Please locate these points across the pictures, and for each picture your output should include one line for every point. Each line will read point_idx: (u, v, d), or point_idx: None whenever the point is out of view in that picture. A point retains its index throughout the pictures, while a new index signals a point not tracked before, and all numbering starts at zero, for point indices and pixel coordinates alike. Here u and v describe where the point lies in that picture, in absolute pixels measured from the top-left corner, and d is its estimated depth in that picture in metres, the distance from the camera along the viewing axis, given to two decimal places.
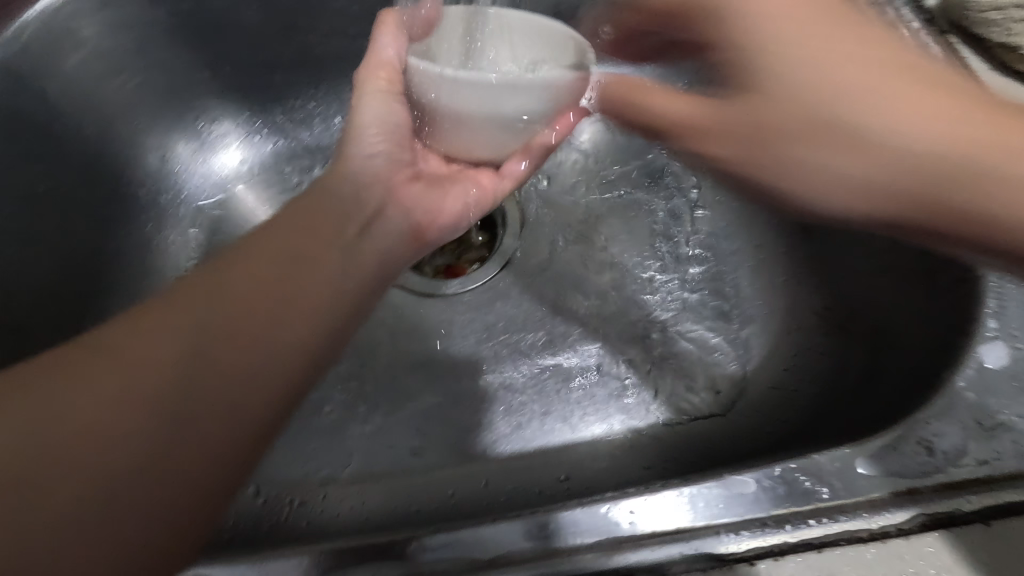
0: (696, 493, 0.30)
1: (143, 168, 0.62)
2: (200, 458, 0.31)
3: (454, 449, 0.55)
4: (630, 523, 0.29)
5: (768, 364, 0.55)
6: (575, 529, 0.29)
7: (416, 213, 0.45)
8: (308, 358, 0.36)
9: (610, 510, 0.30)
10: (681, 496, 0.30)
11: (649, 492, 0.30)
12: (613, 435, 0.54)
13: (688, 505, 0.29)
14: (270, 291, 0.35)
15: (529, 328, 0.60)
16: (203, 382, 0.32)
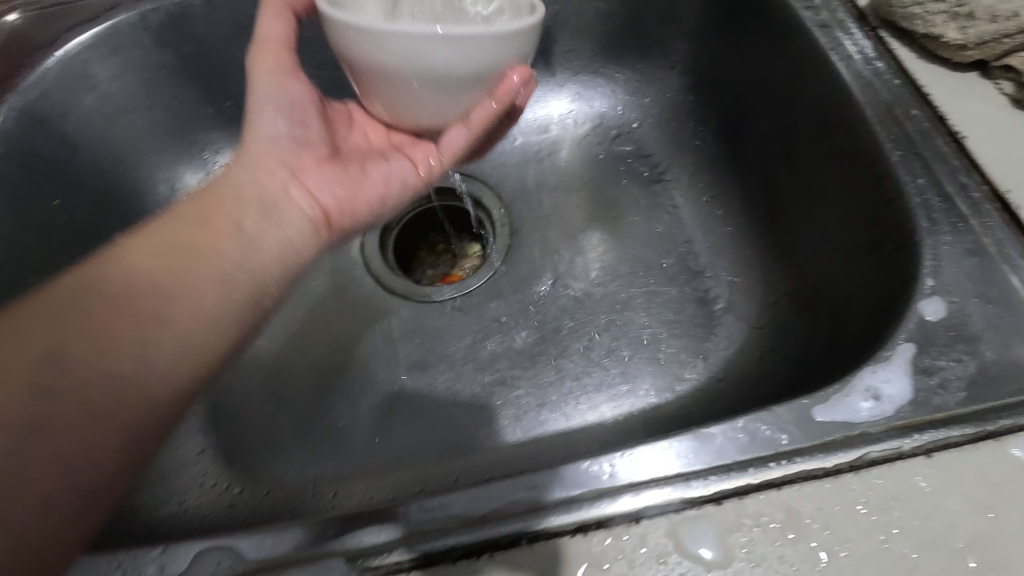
0: (669, 446, 0.33)
1: (152, 198, 0.66)
2: (107, 435, 0.33)
3: (456, 443, 0.58)
4: (609, 476, 0.32)
5: (747, 347, 0.58)
6: (560, 487, 0.32)
7: (321, 192, 0.48)
8: (213, 346, 0.39)
9: (592, 466, 0.33)
10: (655, 450, 0.33)
11: (627, 449, 0.33)
12: (605, 421, 0.57)
13: (661, 457, 0.33)
14: (170, 272, 0.39)
15: (522, 327, 0.63)
16: (102, 357, 0.34)
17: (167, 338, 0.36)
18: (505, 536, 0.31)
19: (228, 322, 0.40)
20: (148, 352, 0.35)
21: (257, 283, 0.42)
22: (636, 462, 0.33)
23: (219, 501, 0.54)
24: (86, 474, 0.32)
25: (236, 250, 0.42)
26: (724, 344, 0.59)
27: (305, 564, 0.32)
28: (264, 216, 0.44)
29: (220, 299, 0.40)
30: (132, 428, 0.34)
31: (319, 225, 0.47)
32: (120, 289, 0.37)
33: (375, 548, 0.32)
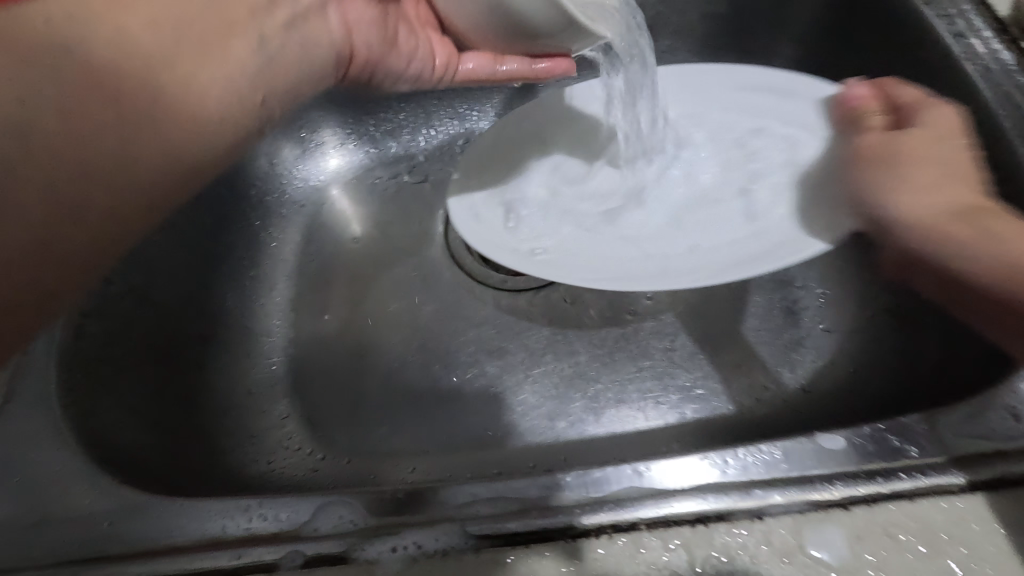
0: (790, 448, 0.32)
1: (254, 170, 0.69)
2: (89, 218, 0.32)
3: (534, 431, 0.58)
4: (726, 471, 0.32)
5: (838, 361, 0.57)
6: (677, 477, 0.32)
7: (358, 31, 0.45)
8: (210, 152, 0.37)
9: (709, 460, 0.33)
10: (776, 450, 0.32)
11: (744, 446, 0.33)
12: (685, 423, 0.57)
13: (783, 459, 0.32)
14: (169, 60, 0.35)
15: (602, 322, 0.63)
16: (79, 141, 0.32)
17: (152, 143, 0.34)
18: (624, 521, 0.31)
19: (224, 137, 0.38)
20: (133, 150, 0.34)
21: (262, 106, 0.39)
22: (757, 461, 0.32)
23: (304, 465, 0.56)
24: (70, 246, 0.32)
25: (239, 57, 0.38)
26: (812, 357, 0.58)
27: (423, 527, 0.32)
28: (294, 26, 0.41)
29: (222, 108, 0.37)
30: (115, 214, 0.34)
31: (344, 60, 0.46)
32: (120, 57, 0.34)
33: (491, 518, 0.32)
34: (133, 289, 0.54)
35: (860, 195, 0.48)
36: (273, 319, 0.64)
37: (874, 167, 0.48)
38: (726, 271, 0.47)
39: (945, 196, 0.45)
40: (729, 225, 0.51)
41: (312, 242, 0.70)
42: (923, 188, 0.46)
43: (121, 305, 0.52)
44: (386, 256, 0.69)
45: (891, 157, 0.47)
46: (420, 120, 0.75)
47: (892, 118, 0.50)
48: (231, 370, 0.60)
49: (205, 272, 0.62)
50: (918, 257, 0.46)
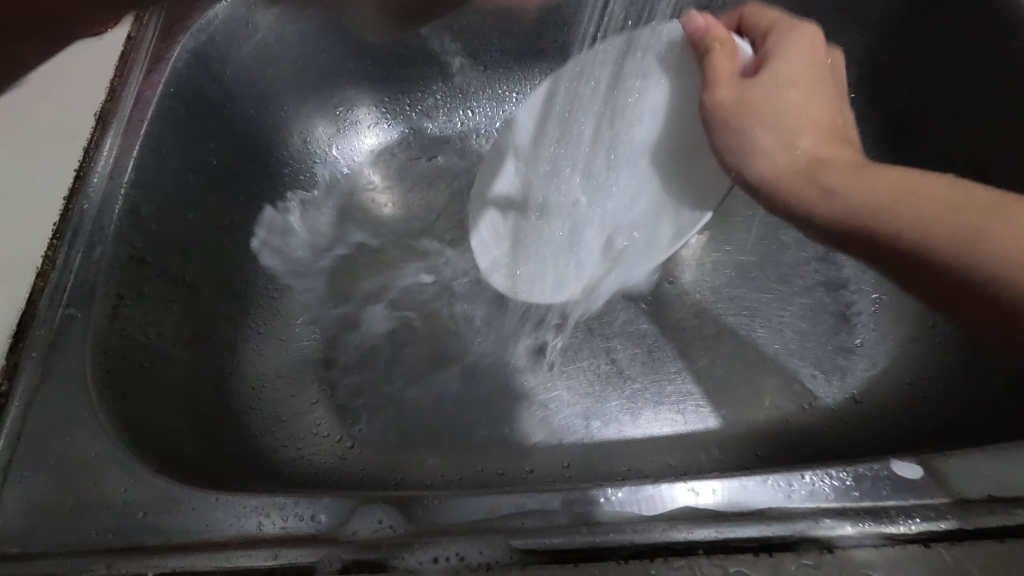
0: (862, 475, 0.30)
1: (288, 148, 0.67)
2: None
3: (567, 428, 0.56)
4: (789, 495, 0.30)
5: (895, 370, 0.54)
6: (736, 498, 0.31)
7: None
8: None
9: (774, 482, 0.31)
10: (846, 475, 0.31)
11: (812, 470, 0.31)
12: (727, 428, 0.54)
13: (853, 486, 0.30)
14: None
15: (642, 319, 0.61)
16: None
17: None
18: (679, 542, 0.30)
19: None
20: None
21: None
22: (828, 486, 0.30)
23: (332, 452, 0.55)
24: None
25: None
26: (864, 365, 0.55)
27: (466, 538, 0.31)
28: None
29: None
30: None
31: None
32: None
33: (536, 532, 0.31)
34: (167, 271, 0.52)
35: (717, 149, 0.47)
36: (304, 302, 0.63)
37: (721, 114, 0.45)
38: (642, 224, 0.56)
39: (829, 185, 0.40)
40: (669, 175, 0.55)
41: (345, 224, 0.68)
42: (806, 172, 0.42)
43: (158, 287, 0.50)
44: (419, 241, 0.67)
45: (727, 105, 0.45)
46: (457, 100, 0.72)
47: (746, 48, 0.48)
48: (262, 353, 0.59)
49: (238, 253, 0.60)
50: (817, 221, 0.40)
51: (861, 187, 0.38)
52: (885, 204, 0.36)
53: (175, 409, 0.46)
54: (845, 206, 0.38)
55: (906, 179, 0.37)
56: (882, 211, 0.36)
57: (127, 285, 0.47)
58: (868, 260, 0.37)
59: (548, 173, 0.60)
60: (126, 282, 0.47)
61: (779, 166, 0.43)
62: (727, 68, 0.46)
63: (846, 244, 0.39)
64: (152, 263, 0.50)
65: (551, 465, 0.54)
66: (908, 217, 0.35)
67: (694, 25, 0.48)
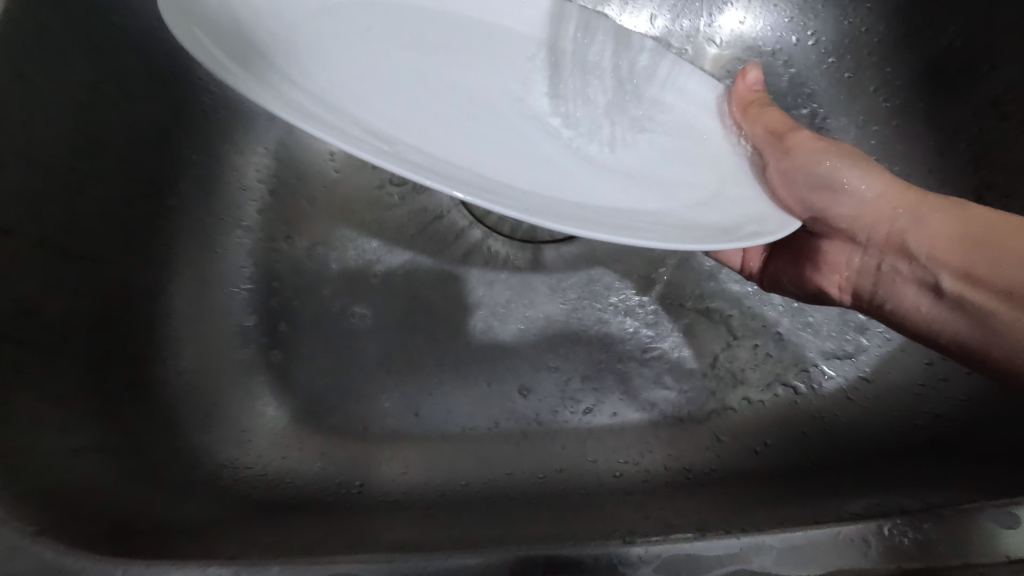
0: (939, 521, 0.27)
1: (208, 70, 0.52)
2: None
3: (554, 415, 0.49)
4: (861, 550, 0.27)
5: (914, 348, 0.49)
6: (796, 555, 0.27)
7: None
8: None
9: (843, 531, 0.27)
10: (922, 523, 0.27)
11: (887, 515, 0.28)
12: (732, 414, 0.49)
13: (931, 536, 0.27)
14: None
15: (639, 286, 0.53)
16: None
17: None
18: None
19: None
20: None
21: None
22: (904, 535, 0.27)
23: (280, 446, 0.47)
24: None
25: None
26: (879, 342, 0.50)
27: None
28: None
29: None
30: None
31: None
32: None
33: None
34: (50, 242, 0.41)
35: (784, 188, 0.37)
36: (239, 267, 0.52)
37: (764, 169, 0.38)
38: (627, 213, 0.33)
39: (981, 254, 0.33)
40: (671, 180, 0.36)
41: (285, 169, 0.56)
42: (940, 238, 0.35)
43: (37, 264, 0.40)
44: (376, 193, 0.56)
45: (787, 148, 0.38)
46: None
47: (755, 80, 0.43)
48: (190, 332, 0.48)
49: (149, 208, 0.48)
50: (901, 316, 0.38)
51: (998, 244, 0.32)
52: (980, 272, 0.33)
53: (70, 418, 0.38)
54: (947, 267, 0.34)
55: (1004, 240, 0.32)
56: (1007, 264, 0.32)
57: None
58: (954, 359, 0.35)
59: (484, 76, 0.38)
60: None
61: (925, 237, 0.35)
62: (777, 126, 0.39)
63: (949, 318, 0.35)
64: (21, 232, 0.39)
65: (539, 455, 0.48)
66: (1011, 294, 0.31)
67: (742, 86, 0.42)
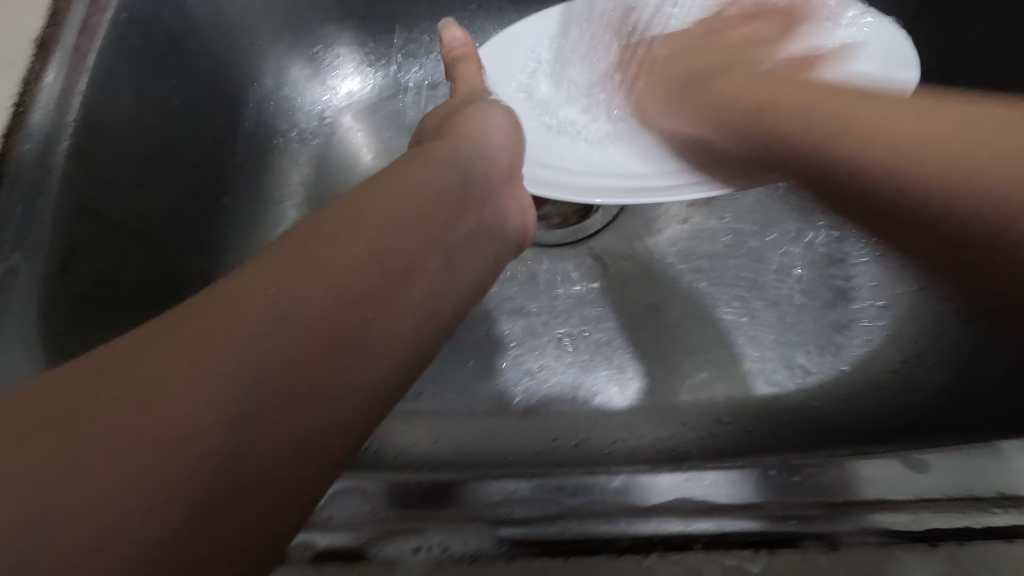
0: (869, 468, 0.29)
1: (259, 91, 0.61)
2: None
3: (550, 394, 0.54)
4: (794, 489, 0.29)
5: (890, 347, 0.52)
6: (734, 491, 0.29)
7: None
8: None
9: (783, 474, 0.30)
10: (854, 469, 0.29)
11: (827, 463, 0.30)
12: (719, 401, 0.53)
13: (858, 478, 0.29)
14: None
15: (635, 285, 0.58)
16: None
17: None
18: (677, 536, 0.28)
19: None
20: None
21: None
22: (835, 477, 0.29)
23: None
24: None
25: None
26: (860, 341, 0.53)
27: (446, 527, 0.29)
28: None
29: None
30: None
31: None
32: None
33: (522, 519, 0.29)
34: (124, 225, 0.49)
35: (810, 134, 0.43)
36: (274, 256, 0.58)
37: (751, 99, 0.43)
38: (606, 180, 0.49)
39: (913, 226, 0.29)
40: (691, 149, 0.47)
41: (322, 173, 0.63)
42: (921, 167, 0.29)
43: (111, 243, 0.47)
44: None
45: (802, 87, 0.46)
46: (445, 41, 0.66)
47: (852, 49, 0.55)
48: None
49: (205, 204, 0.56)
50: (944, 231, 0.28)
51: (889, 154, 0.30)
52: (902, 150, 0.30)
53: None
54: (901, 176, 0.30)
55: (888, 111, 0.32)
56: (906, 212, 0.29)
57: (76, 238, 0.44)
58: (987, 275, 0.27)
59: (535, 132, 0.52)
60: (76, 237, 0.44)
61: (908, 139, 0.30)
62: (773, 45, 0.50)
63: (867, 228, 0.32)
64: (107, 216, 0.47)
65: (539, 428, 0.52)
66: (952, 185, 0.27)
67: None
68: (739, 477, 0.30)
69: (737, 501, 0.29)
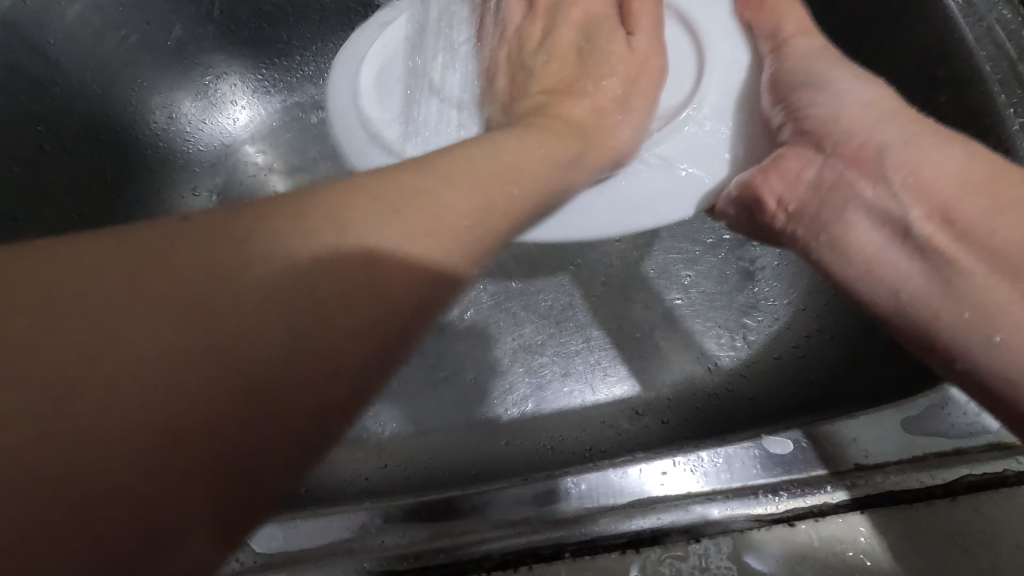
0: (733, 454, 0.30)
1: (149, 127, 0.59)
2: None
3: (469, 410, 0.54)
4: (662, 484, 0.29)
5: (796, 325, 0.53)
6: (608, 492, 0.29)
7: None
8: None
9: (647, 468, 0.30)
10: (717, 457, 0.30)
11: (684, 453, 0.30)
12: (635, 396, 0.53)
13: (725, 466, 0.30)
14: None
15: (549, 291, 0.58)
16: None
17: None
18: (546, 547, 0.28)
19: None
20: None
21: None
22: (695, 469, 0.30)
23: None
24: None
25: None
26: (768, 321, 0.54)
27: (318, 567, 0.28)
28: None
29: None
30: None
31: None
32: None
33: (399, 550, 0.29)
34: None
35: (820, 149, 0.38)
36: None
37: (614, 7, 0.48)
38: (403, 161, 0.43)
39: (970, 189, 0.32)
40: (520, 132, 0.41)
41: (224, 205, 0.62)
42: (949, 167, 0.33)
43: None
44: None
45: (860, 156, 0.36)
46: None
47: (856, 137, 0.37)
48: None
49: None
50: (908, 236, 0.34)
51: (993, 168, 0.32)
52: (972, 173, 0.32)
53: None
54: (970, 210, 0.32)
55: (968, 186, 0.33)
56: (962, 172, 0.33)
57: None
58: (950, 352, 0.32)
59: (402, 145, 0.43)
60: None
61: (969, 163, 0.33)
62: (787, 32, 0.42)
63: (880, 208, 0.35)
64: None
65: (459, 446, 0.52)
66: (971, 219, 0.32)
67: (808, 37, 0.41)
68: (607, 477, 0.30)
69: (609, 506, 0.29)
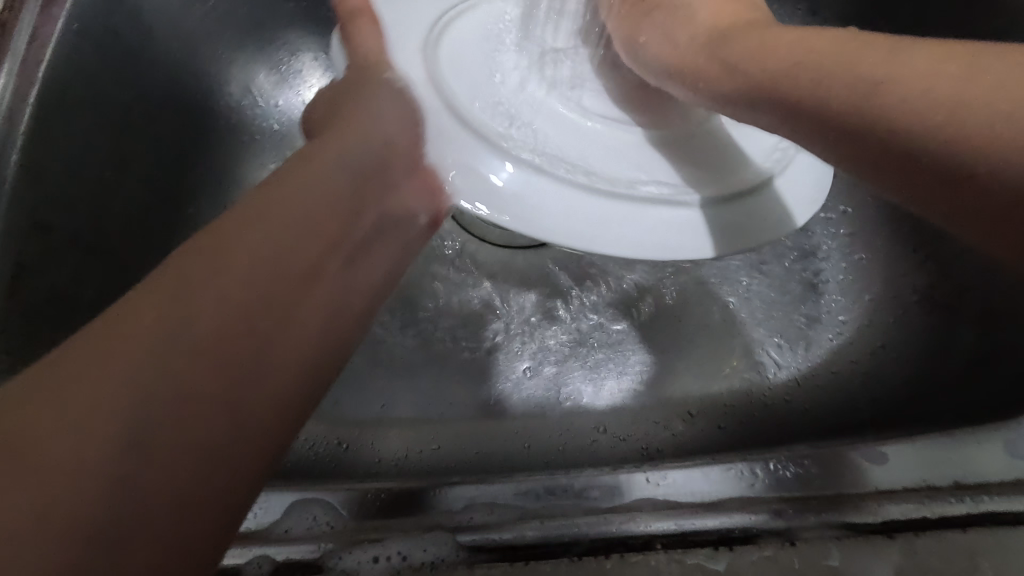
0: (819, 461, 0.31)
1: (224, 98, 0.60)
2: None
3: (524, 399, 0.54)
4: (750, 484, 0.30)
5: (861, 341, 0.53)
6: (693, 488, 0.30)
7: None
8: None
9: (737, 468, 0.31)
10: (806, 463, 0.31)
11: (772, 457, 0.31)
12: (690, 398, 0.53)
13: (812, 472, 0.30)
14: None
15: (610, 288, 0.58)
16: None
17: None
18: (636, 537, 0.28)
19: None
20: None
21: None
22: (784, 472, 0.30)
23: None
24: None
25: None
26: (831, 334, 0.54)
27: (407, 536, 0.29)
28: None
29: None
30: None
31: None
32: None
33: (483, 527, 0.29)
34: (79, 240, 0.48)
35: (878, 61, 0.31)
36: None
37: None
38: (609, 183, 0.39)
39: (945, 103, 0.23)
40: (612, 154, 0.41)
41: None
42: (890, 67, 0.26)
43: (66, 261, 0.47)
44: None
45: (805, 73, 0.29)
46: None
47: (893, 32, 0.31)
48: None
49: (168, 216, 0.55)
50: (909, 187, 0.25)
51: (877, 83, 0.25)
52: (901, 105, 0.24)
53: None
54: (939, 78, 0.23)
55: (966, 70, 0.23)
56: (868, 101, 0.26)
57: (26, 255, 0.43)
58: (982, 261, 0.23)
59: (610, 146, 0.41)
60: (26, 253, 0.43)
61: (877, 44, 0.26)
62: None
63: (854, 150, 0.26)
64: (59, 231, 0.46)
65: (511, 435, 0.52)
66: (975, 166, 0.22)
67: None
68: (696, 473, 0.31)
69: (699, 503, 0.29)
